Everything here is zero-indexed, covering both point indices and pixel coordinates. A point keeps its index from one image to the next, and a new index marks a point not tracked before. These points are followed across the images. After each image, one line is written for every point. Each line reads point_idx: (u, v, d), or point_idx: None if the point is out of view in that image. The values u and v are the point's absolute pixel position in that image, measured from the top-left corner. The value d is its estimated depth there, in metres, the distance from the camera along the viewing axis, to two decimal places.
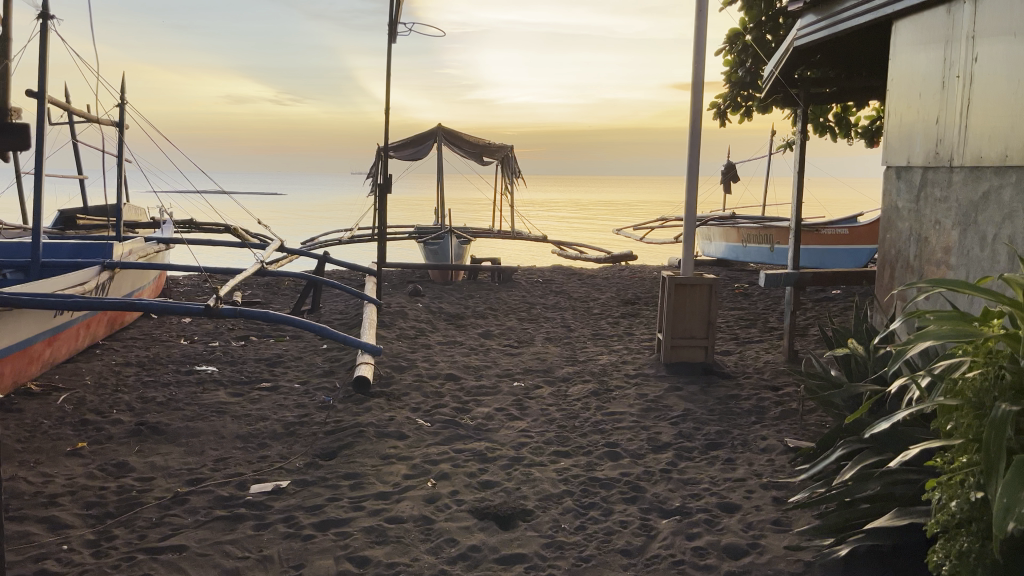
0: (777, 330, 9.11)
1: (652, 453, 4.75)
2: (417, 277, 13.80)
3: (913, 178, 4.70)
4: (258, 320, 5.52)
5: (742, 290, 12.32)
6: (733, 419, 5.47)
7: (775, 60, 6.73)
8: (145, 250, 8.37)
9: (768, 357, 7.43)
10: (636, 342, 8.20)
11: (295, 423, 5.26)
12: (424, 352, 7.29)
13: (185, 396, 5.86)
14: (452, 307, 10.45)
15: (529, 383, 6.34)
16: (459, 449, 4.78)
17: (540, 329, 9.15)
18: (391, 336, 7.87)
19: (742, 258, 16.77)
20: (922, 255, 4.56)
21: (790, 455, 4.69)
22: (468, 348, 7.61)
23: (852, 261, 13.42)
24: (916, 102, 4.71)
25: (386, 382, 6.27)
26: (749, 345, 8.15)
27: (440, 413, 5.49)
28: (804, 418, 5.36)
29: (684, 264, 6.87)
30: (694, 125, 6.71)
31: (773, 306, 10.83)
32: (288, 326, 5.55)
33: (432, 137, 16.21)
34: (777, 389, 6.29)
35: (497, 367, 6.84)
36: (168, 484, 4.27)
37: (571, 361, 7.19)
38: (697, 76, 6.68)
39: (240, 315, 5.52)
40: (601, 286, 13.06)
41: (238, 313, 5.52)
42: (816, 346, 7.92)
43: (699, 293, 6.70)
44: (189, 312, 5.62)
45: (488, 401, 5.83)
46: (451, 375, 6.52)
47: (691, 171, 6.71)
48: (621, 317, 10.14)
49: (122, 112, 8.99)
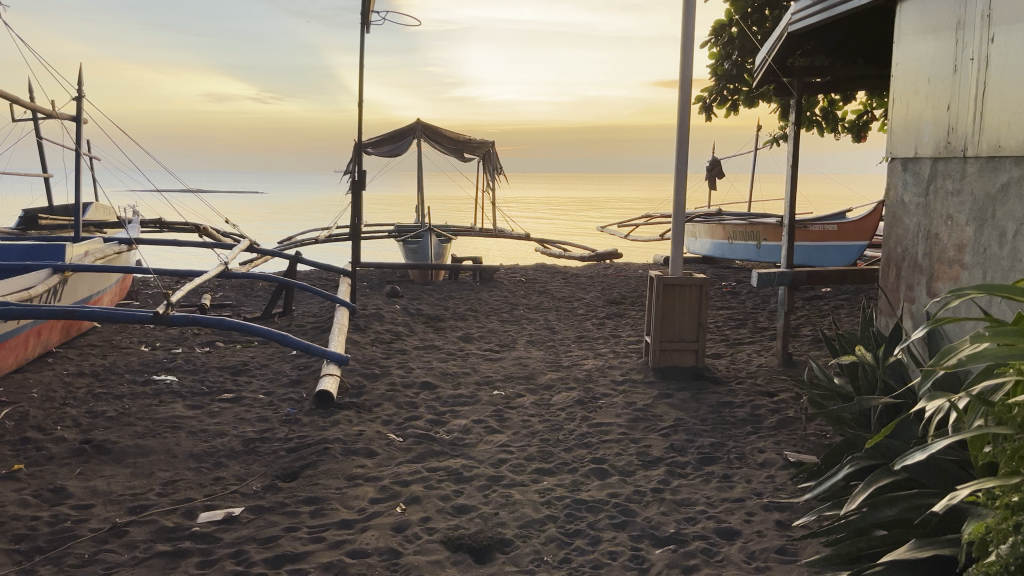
0: (768, 331, 8.77)
1: (642, 470, 4.38)
2: (397, 277, 13.39)
3: (921, 170, 4.35)
4: (214, 328, 5.08)
5: (730, 289, 11.99)
6: (727, 430, 5.11)
7: (767, 46, 6.37)
8: (103, 252, 7.91)
9: (761, 360, 7.08)
10: (623, 345, 7.83)
11: (255, 439, 4.84)
12: (399, 358, 6.88)
13: (138, 410, 5.42)
14: (431, 308, 10.05)
15: (510, 392, 5.95)
16: (433, 468, 4.38)
17: (522, 332, 8.77)
18: (365, 341, 7.46)
19: (728, 256, 16.45)
20: (932, 253, 4.21)
21: (791, 471, 4.33)
22: (446, 354, 7.22)
23: (841, 259, 13.10)
24: (924, 89, 4.37)
25: (357, 391, 5.87)
26: (740, 347, 7.81)
27: (413, 426, 5.09)
28: (803, 428, 5.01)
29: (673, 263, 6.52)
30: (682, 116, 6.34)
31: (762, 305, 10.50)
32: (246, 334, 5.11)
33: (411, 132, 15.79)
34: (773, 395, 5.94)
35: (476, 374, 6.45)
36: (108, 513, 3.85)
37: (554, 366, 6.82)
38: (685, 65, 6.31)
39: (194, 323, 5.04)
40: (586, 286, 12.69)
41: (191, 321, 5.03)
42: (811, 348, 7.59)
43: (689, 293, 6.35)
44: (135, 319, 5.17)
45: (466, 412, 5.44)
46: (427, 383, 6.12)
47: (680, 165, 6.35)
48: (606, 318, 9.77)
49: (79, 107, 8.52)
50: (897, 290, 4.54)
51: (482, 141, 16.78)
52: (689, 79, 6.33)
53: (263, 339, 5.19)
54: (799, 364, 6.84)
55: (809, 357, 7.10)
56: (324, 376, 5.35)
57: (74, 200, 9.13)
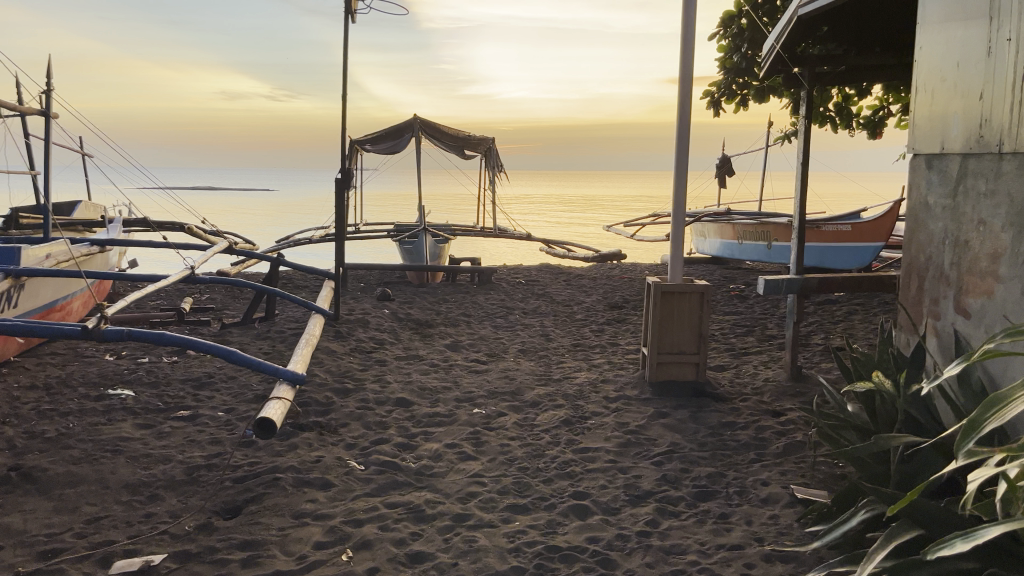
0: (777, 340, 8.23)
1: (628, 508, 3.87)
2: (392, 279, 12.91)
3: (948, 168, 3.82)
4: (153, 343, 4.54)
5: (739, 293, 11.43)
6: (727, 457, 4.58)
7: (776, 31, 5.78)
8: (68, 254, 7.51)
9: (769, 373, 6.54)
10: (620, 355, 7.30)
11: (201, 466, 4.36)
12: (377, 371, 6.39)
13: (81, 430, 4.96)
14: (421, 313, 9.57)
15: (491, 409, 5.44)
16: (392, 504, 3.89)
17: (515, 339, 8.26)
18: (342, 350, 6.97)
19: (738, 256, 15.87)
20: (961, 263, 3.68)
21: (798, 510, 3.80)
22: (429, 365, 6.72)
23: (856, 260, 12.52)
24: (952, 75, 3.83)
25: (324, 409, 5.37)
26: (746, 358, 7.27)
27: (378, 452, 4.59)
28: (812, 456, 4.48)
29: (673, 268, 6.00)
30: (682, 109, 5.82)
31: (771, 311, 9.96)
32: (191, 350, 4.62)
33: (409, 129, 15.28)
34: (779, 415, 5.41)
35: (457, 388, 5.95)
36: (14, 558, 3.37)
37: (544, 379, 6.30)
38: (686, 52, 5.76)
39: (128, 336, 4.32)
40: (587, 289, 12.16)
41: (125, 334, 4.31)
42: (823, 360, 7.05)
43: (689, 301, 5.83)
44: (61, 333, 4.40)
45: (440, 435, 4.93)
46: (402, 400, 5.62)
47: (679, 162, 5.83)
48: (606, 324, 9.25)
49: (47, 100, 8.08)
50: (920, 305, 4.00)
51: (484, 137, 16.30)
52: (690, 68, 5.79)
53: (209, 355, 4.70)
54: (810, 377, 6.30)
55: (821, 370, 6.55)
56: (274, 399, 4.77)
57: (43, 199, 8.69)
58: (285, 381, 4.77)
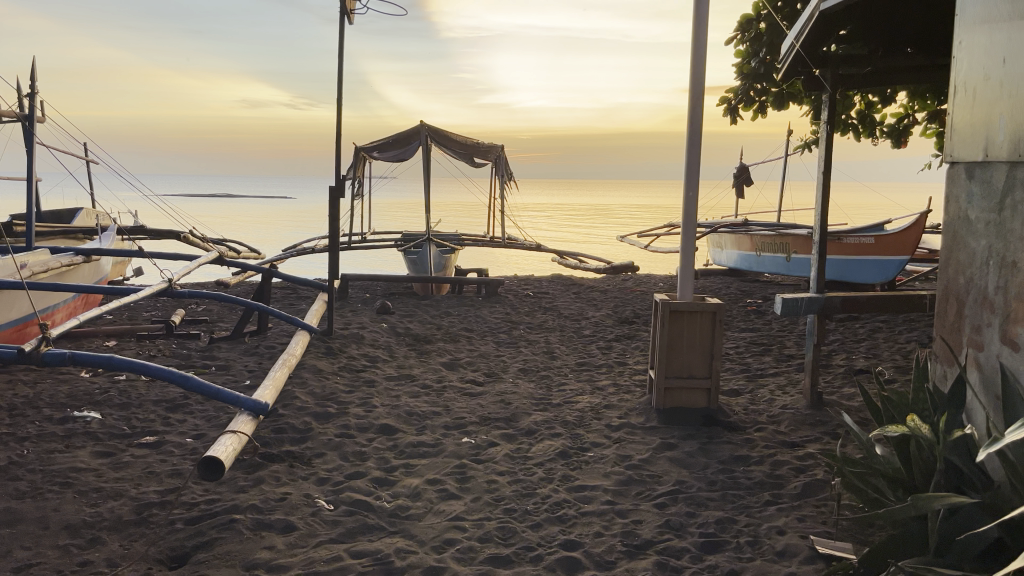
0: (795, 361, 7.74)
1: (625, 562, 3.41)
2: (396, 291, 12.51)
3: (993, 178, 3.34)
4: (101, 367, 4.20)
5: (755, 308, 10.93)
6: (739, 499, 4.11)
7: (796, 29, 5.23)
8: (46, 266, 7.22)
9: (787, 399, 6.05)
10: (627, 376, 6.83)
11: (154, 503, 3.94)
12: (364, 393, 5.97)
13: (34, 459, 4.57)
14: (421, 327, 9.16)
15: (482, 439, 5.00)
16: (358, 553, 3.44)
17: (517, 357, 7.82)
18: (330, 369, 6.55)
19: (756, 268, 15.36)
20: (1008, 286, 3.18)
21: (819, 568, 3.32)
22: (421, 386, 6.29)
23: (879, 275, 11.98)
24: (997, 72, 3.35)
25: (301, 436, 4.95)
26: (762, 382, 6.77)
27: (350, 489, 4.15)
28: (834, 501, 3.99)
29: (682, 286, 5.56)
30: (693, 114, 5.37)
31: (789, 329, 9.47)
32: (143, 375, 4.29)
33: (417, 136, 14.88)
34: (797, 450, 4.92)
35: (448, 414, 5.51)
36: None
37: (542, 404, 5.84)
38: (699, 53, 5.30)
39: (72, 361, 4.02)
40: (597, 302, 11.71)
41: (68, 359, 4.02)
42: (846, 384, 6.54)
43: (699, 322, 5.37)
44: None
45: (422, 469, 4.48)
46: (387, 427, 5.18)
47: (690, 172, 5.40)
48: (614, 340, 8.78)
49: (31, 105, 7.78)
50: (959, 332, 3.51)
51: (493, 145, 15.92)
52: (702, 69, 5.33)
53: (164, 381, 4.36)
54: (832, 404, 5.80)
55: (844, 397, 6.06)
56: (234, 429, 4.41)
57: (28, 207, 8.40)
58: (247, 411, 4.42)
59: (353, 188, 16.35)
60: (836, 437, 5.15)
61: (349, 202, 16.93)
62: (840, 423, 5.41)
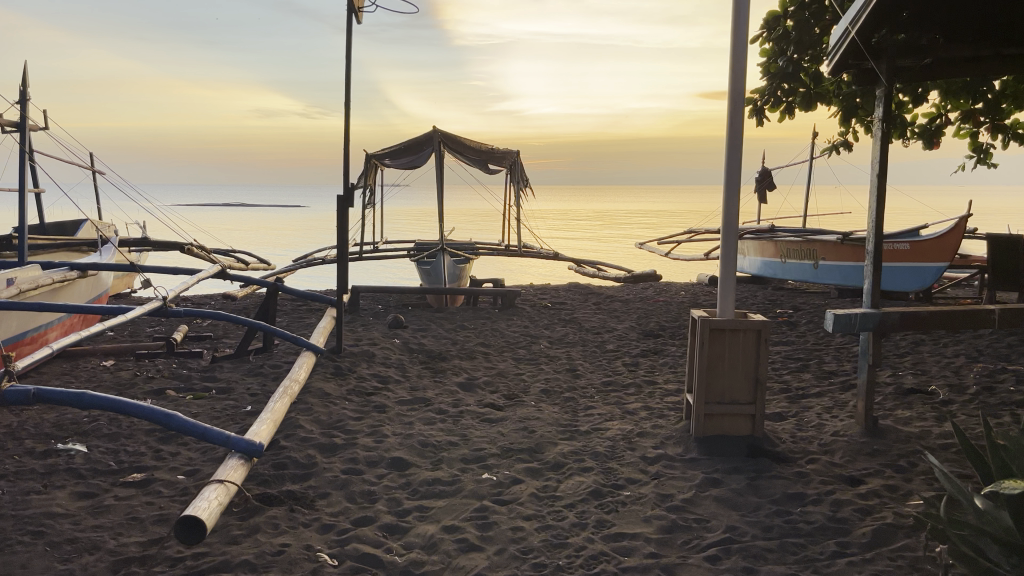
0: (837, 378, 7.19)
1: None
2: (409, 303, 12.05)
3: None
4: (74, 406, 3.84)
5: (787, 319, 10.37)
6: (801, 549, 3.58)
7: (850, 17, 4.75)
8: (34, 283, 6.83)
9: (838, 423, 5.50)
10: (659, 398, 6.31)
11: (134, 559, 3.46)
12: (373, 420, 5.47)
13: (7, 502, 4.11)
14: (436, 342, 8.68)
15: (504, 475, 4.49)
16: None
17: (538, 375, 7.32)
18: (338, 392, 6.07)
19: (782, 276, 14.80)
20: None
21: None
22: (436, 411, 5.79)
23: (915, 283, 11.38)
24: None
25: (304, 473, 4.46)
26: (807, 403, 6.23)
27: (357, 539, 3.66)
28: (913, 555, 3.45)
29: (722, 302, 5.04)
30: (733, 118, 4.84)
31: (825, 341, 8.92)
32: (119, 413, 3.91)
33: (428, 143, 14.40)
34: (859, 488, 4.38)
35: (465, 444, 5.00)
36: None
37: (568, 432, 5.33)
38: (738, 52, 4.77)
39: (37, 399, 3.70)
40: (619, 313, 11.20)
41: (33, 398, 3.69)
42: (900, 407, 5.99)
43: (742, 342, 4.86)
44: None
45: (439, 512, 3.98)
46: (398, 461, 4.68)
47: (730, 181, 4.86)
48: (640, 356, 8.27)
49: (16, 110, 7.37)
50: None
51: (507, 151, 15.48)
52: (743, 68, 4.79)
53: (144, 419, 3.95)
54: (889, 431, 5.25)
55: (900, 423, 5.50)
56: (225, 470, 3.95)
57: (20, 220, 7.99)
58: (237, 451, 3.97)
59: (364, 197, 15.91)
60: (900, 471, 4.60)
61: (360, 211, 16.48)
62: (900, 453, 4.87)
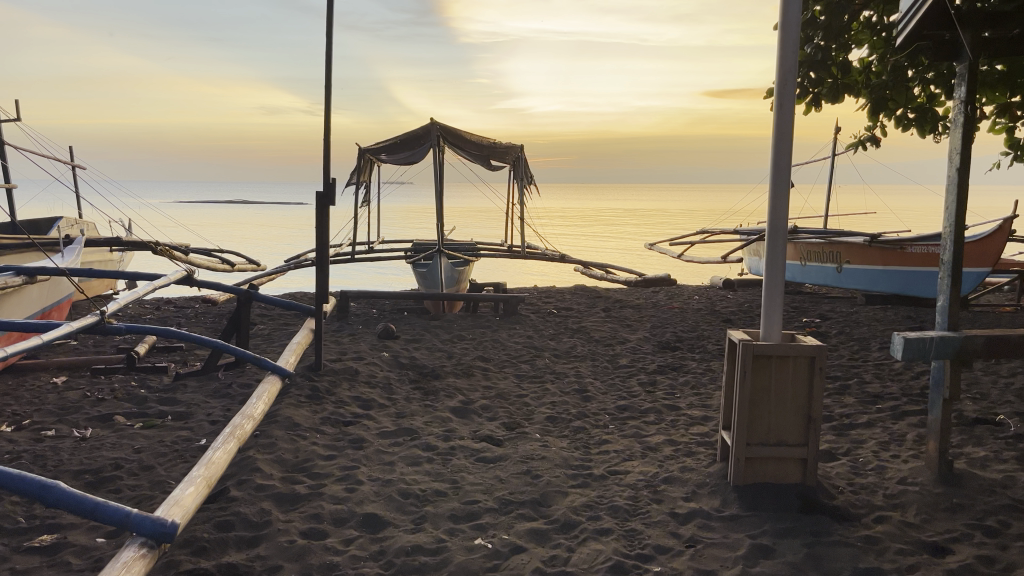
0: (885, 402, 6.28)
1: None
2: (404, 308, 11.17)
3: None
4: None
5: (816, 330, 9.45)
6: None
7: None
8: None
9: (902, 468, 4.59)
10: (683, 430, 5.41)
11: None
12: (346, 459, 4.58)
13: None
14: (429, 356, 7.80)
15: (502, 541, 3.60)
16: None
17: (543, 397, 6.43)
18: (309, 423, 5.17)
19: (801, 279, 13.94)
20: None
21: None
22: (423, 446, 4.90)
23: None
24: None
25: (252, 536, 3.58)
26: (858, 437, 5.32)
27: None
28: None
29: (766, 324, 4.12)
30: (782, 98, 3.88)
31: (862, 355, 8.02)
32: None
33: (426, 138, 13.49)
34: (947, 561, 3.48)
35: (456, 495, 4.12)
36: None
37: (580, 477, 4.44)
38: (789, 18, 3.83)
39: None
40: (631, 321, 10.30)
41: None
42: (968, 443, 5.09)
43: (793, 371, 3.95)
44: None
45: None
46: (372, 519, 3.80)
47: (776, 180, 3.91)
48: (657, 373, 7.36)
49: None
50: None
51: (511, 145, 14.58)
52: (796, 40, 3.85)
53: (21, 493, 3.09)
54: (966, 478, 4.35)
55: (975, 466, 4.60)
56: (128, 550, 2.99)
57: None
58: (141, 534, 3.06)
59: (359, 194, 15.01)
60: (994, 536, 3.70)
61: (356, 209, 15.58)
62: (987, 510, 3.98)
